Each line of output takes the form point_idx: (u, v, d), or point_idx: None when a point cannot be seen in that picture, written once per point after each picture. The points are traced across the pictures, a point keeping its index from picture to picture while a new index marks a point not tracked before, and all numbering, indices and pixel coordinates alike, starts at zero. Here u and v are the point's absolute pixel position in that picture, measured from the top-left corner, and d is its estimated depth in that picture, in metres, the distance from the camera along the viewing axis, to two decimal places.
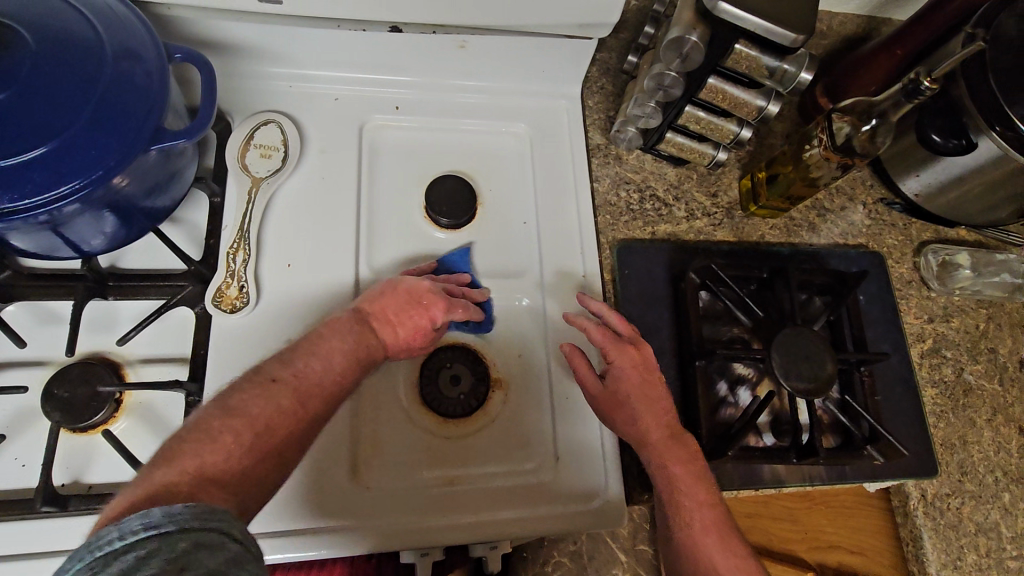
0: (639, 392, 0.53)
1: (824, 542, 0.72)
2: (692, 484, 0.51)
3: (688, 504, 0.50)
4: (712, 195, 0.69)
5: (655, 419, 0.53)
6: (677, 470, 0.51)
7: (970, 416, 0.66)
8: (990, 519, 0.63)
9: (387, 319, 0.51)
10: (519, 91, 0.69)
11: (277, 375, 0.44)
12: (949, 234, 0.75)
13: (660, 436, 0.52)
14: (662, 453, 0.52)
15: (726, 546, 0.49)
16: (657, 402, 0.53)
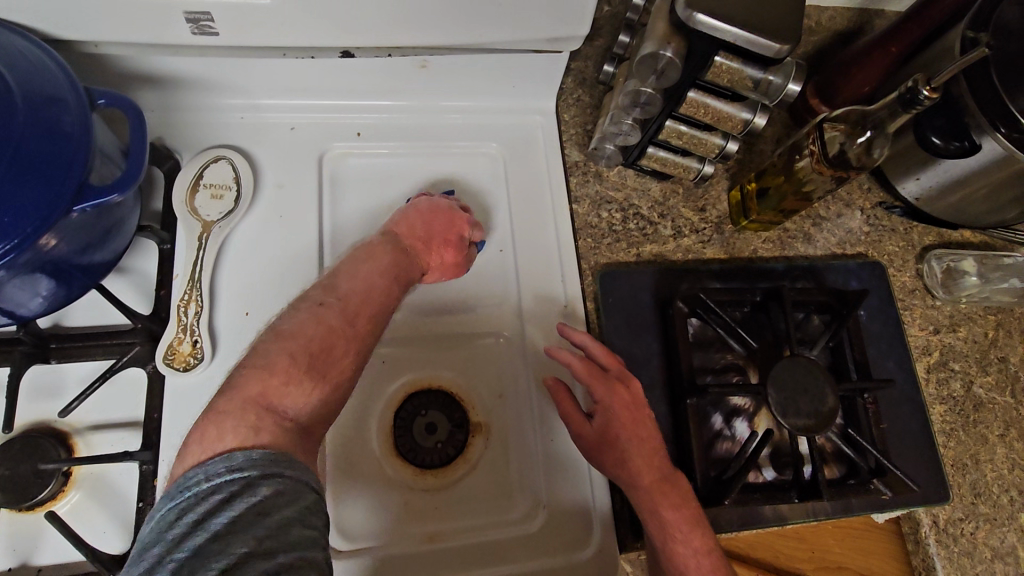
0: (631, 431, 0.50)
1: (829, 562, 0.67)
2: (689, 532, 0.47)
3: (685, 552, 0.47)
4: (700, 209, 0.65)
5: (647, 460, 0.49)
6: (673, 516, 0.47)
7: (982, 433, 0.63)
8: (1007, 543, 0.60)
9: (423, 240, 0.53)
10: (490, 109, 0.65)
11: (324, 300, 0.45)
12: (953, 236, 0.70)
13: (653, 479, 0.48)
14: (657, 498, 0.48)
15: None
16: (648, 442, 0.50)
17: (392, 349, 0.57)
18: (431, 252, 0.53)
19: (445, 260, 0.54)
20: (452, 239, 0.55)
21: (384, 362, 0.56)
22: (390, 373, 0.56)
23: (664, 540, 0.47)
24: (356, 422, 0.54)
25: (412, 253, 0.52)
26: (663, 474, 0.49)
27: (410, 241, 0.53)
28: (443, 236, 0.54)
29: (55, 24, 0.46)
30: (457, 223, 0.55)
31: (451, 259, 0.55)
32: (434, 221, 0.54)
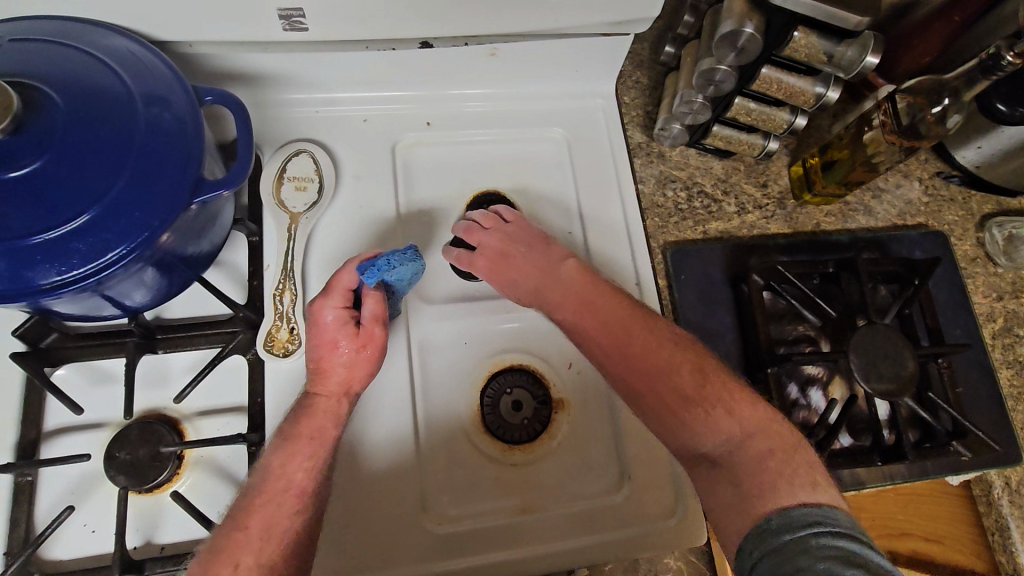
0: (530, 283, 0.55)
1: (894, 528, 0.68)
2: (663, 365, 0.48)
3: (671, 406, 0.47)
4: (762, 185, 0.66)
5: (564, 291, 0.54)
6: (638, 359, 0.49)
7: None
8: None
9: (323, 366, 0.50)
10: (553, 94, 0.66)
11: (223, 524, 0.44)
12: (1012, 204, 0.71)
13: (564, 296, 0.53)
14: (595, 332, 0.51)
15: (783, 473, 0.42)
16: (523, 263, 0.55)
17: (473, 333, 0.58)
18: (345, 366, 0.50)
19: (365, 351, 0.50)
20: (348, 328, 0.50)
21: (466, 345, 0.58)
22: (475, 355, 0.58)
23: (656, 399, 0.48)
24: (448, 400, 0.56)
25: (333, 385, 0.50)
26: (599, 311, 0.52)
27: (324, 383, 0.50)
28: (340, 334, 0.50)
29: (158, 26, 0.48)
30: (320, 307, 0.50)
31: (371, 346, 0.51)
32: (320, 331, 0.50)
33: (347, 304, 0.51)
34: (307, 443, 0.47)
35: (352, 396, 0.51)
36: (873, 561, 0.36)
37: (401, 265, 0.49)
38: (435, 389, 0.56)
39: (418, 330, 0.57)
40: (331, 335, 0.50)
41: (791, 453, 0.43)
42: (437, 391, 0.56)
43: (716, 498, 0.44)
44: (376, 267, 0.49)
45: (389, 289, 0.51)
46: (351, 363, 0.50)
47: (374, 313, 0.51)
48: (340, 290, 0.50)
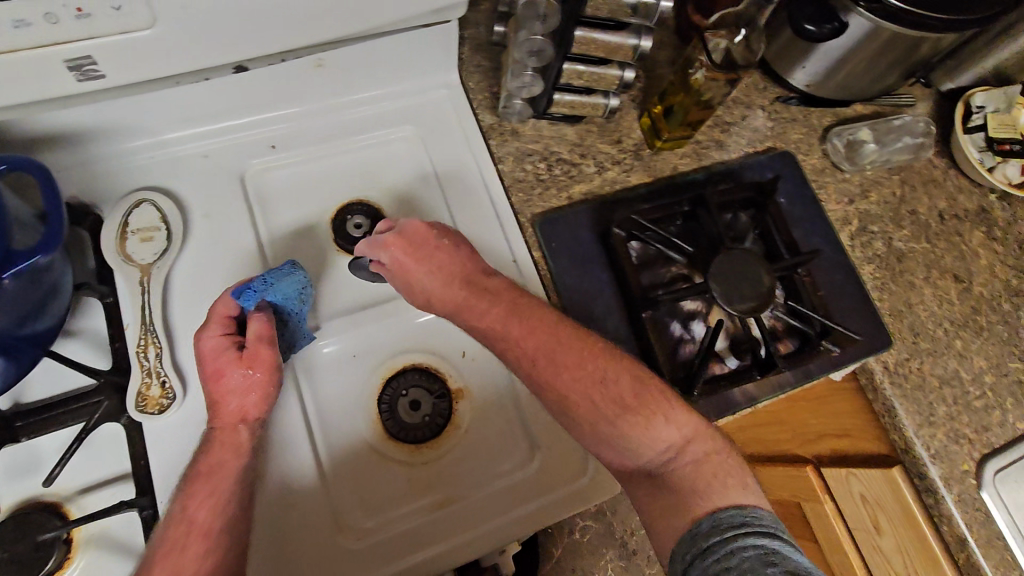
0: (437, 290, 0.53)
1: (813, 430, 0.80)
2: (602, 378, 0.49)
3: (621, 420, 0.48)
4: (616, 141, 0.69)
5: (485, 305, 0.52)
6: (571, 377, 0.49)
7: (909, 280, 0.69)
8: (950, 369, 0.66)
9: (218, 397, 0.49)
10: (398, 93, 0.66)
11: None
12: (848, 113, 0.76)
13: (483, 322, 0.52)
14: (524, 342, 0.50)
15: (717, 474, 0.46)
16: (441, 261, 0.53)
17: (361, 344, 0.58)
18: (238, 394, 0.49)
19: (252, 371, 0.49)
20: (231, 352, 0.49)
21: (355, 357, 0.58)
22: (366, 364, 0.58)
23: (590, 412, 0.48)
24: (345, 414, 0.55)
25: (227, 416, 0.49)
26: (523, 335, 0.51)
27: (220, 414, 0.49)
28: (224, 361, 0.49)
29: None
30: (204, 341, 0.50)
31: (261, 367, 0.49)
32: (205, 358, 0.49)
33: (231, 329, 0.51)
34: (207, 480, 0.47)
35: (246, 424, 0.49)
36: (791, 559, 0.39)
37: (280, 280, 0.51)
38: (329, 406, 0.56)
39: (303, 354, 0.56)
40: (218, 364, 0.49)
41: (721, 453, 0.48)
42: (333, 408, 0.56)
43: (657, 504, 0.47)
44: (252, 288, 0.50)
45: (275, 309, 0.51)
46: (237, 389, 0.49)
47: (258, 333, 0.49)
48: (222, 318, 0.51)
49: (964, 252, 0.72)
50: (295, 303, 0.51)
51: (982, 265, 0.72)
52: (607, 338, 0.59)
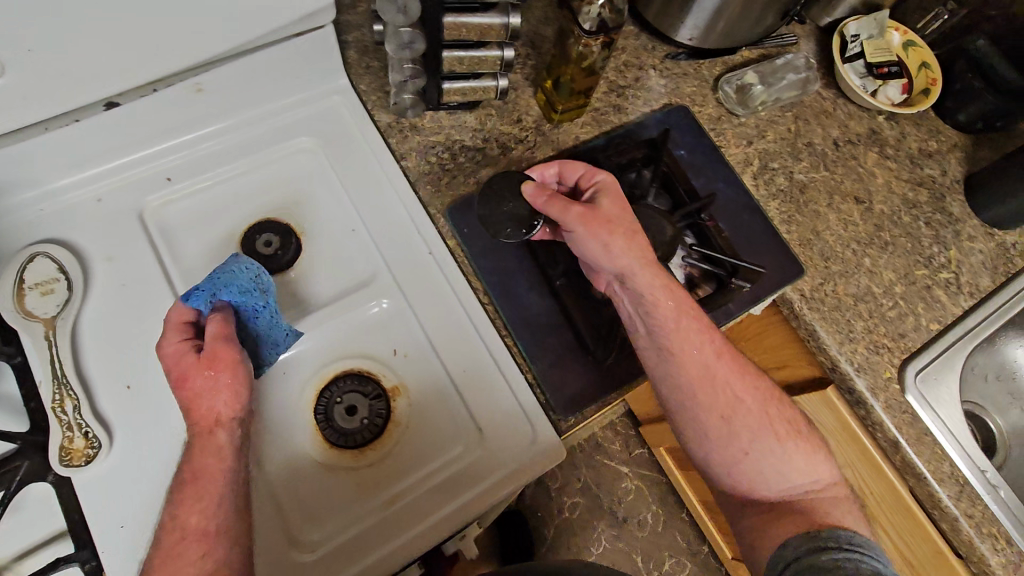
0: (639, 256, 0.54)
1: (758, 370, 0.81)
2: (761, 415, 0.59)
3: (780, 433, 0.60)
4: (517, 121, 0.69)
5: (668, 304, 0.55)
6: (749, 418, 0.59)
7: (814, 209, 0.73)
8: (863, 287, 0.69)
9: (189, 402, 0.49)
10: (289, 107, 0.66)
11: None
12: (735, 61, 0.79)
13: (671, 286, 0.55)
14: (692, 358, 0.56)
15: (843, 510, 0.60)
16: (619, 231, 0.54)
17: (289, 359, 0.58)
18: (206, 395, 0.48)
19: (214, 370, 0.48)
20: (190, 356, 0.49)
21: (285, 374, 0.57)
22: (296, 379, 0.58)
23: (738, 436, 0.58)
24: (280, 431, 0.55)
25: (200, 418, 0.48)
26: (689, 338, 0.56)
27: (195, 419, 0.49)
28: (185, 362, 0.48)
29: None
30: (167, 349, 0.49)
31: (223, 365, 0.48)
32: (166, 363, 0.49)
33: (191, 334, 0.51)
34: (193, 487, 0.47)
35: (222, 425, 0.48)
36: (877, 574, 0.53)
37: (228, 275, 0.50)
38: (264, 426, 0.55)
39: None
40: (181, 369, 0.49)
41: (850, 507, 0.61)
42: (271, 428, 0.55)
43: (772, 531, 0.60)
44: (202, 289, 0.49)
45: (230, 308, 0.51)
46: (203, 389, 0.48)
47: (215, 332, 0.49)
48: (181, 325, 0.51)
49: (860, 175, 0.76)
50: (253, 296, 0.50)
51: (878, 184, 0.76)
52: (533, 312, 0.60)
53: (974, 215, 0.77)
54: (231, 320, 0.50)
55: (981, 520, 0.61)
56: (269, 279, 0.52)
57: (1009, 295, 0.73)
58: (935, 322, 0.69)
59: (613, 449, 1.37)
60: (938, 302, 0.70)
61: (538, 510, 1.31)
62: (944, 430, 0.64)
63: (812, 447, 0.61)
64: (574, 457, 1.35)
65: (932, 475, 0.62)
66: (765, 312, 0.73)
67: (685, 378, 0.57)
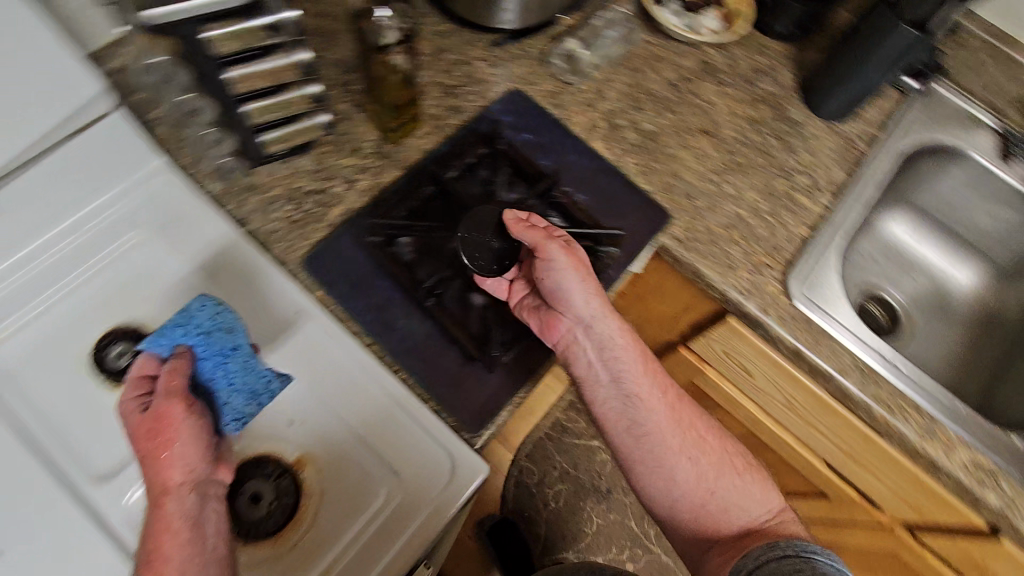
0: (602, 296, 0.58)
1: (671, 315, 0.82)
2: (713, 448, 0.62)
3: (737, 464, 0.62)
4: (356, 151, 0.66)
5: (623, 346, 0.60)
6: (709, 451, 0.61)
7: (668, 154, 0.74)
8: (730, 214, 0.71)
9: (146, 462, 0.44)
10: (106, 202, 0.60)
11: None
12: (559, 30, 0.80)
13: (632, 334, 0.60)
14: (649, 390, 0.60)
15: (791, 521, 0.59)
16: (585, 273, 0.58)
17: None
18: (158, 457, 0.44)
19: (174, 418, 0.44)
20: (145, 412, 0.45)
21: None
22: None
23: (691, 460, 0.60)
24: None
25: (154, 485, 0.44)
26: (653, 373, 0.61)
27: (153, 483, 0.44)
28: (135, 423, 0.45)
29: None
30: (127, 406, 0.46)
31: (181, 413, 0.45)
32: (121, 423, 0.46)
33: (148, 389, 0.47)
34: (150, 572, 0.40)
35: (174, 492, 0.43)
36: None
37: (195, 314, 0.49)
38: None
39: (112, 511, 0.51)
40: (138, 425, 0.45)
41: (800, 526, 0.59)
42: None
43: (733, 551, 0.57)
44: (163, 332, 0.48)
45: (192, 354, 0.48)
46: (151, 453, 0.44)
47: (174, 380, 0.46)
48: (142, 378, 0.48)
49: (703, 108, 0.78)
50: (217, 333, 0.48)
51: (721, 113, 0.79)
52: (418, 339, 0.58)
53: (815, 116, 0.81)
54: (182, 369, 0.47)
55: (889, 398, 0.64)
56: (231, 318, 0.50)
57: (863, 180, 0.77)
58: (803, 226, 0.73)
59: (580, 428, 1.38)
60: (802, 207, 0.74)
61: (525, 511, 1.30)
62: (838, 326, 0.67)
63: (766, 478, 0.63)
64: (544, 449, 1.36)
65: (836, 370, 0.65)
66: (655, 263, 0.73)
67: (652, 422, 0.60)
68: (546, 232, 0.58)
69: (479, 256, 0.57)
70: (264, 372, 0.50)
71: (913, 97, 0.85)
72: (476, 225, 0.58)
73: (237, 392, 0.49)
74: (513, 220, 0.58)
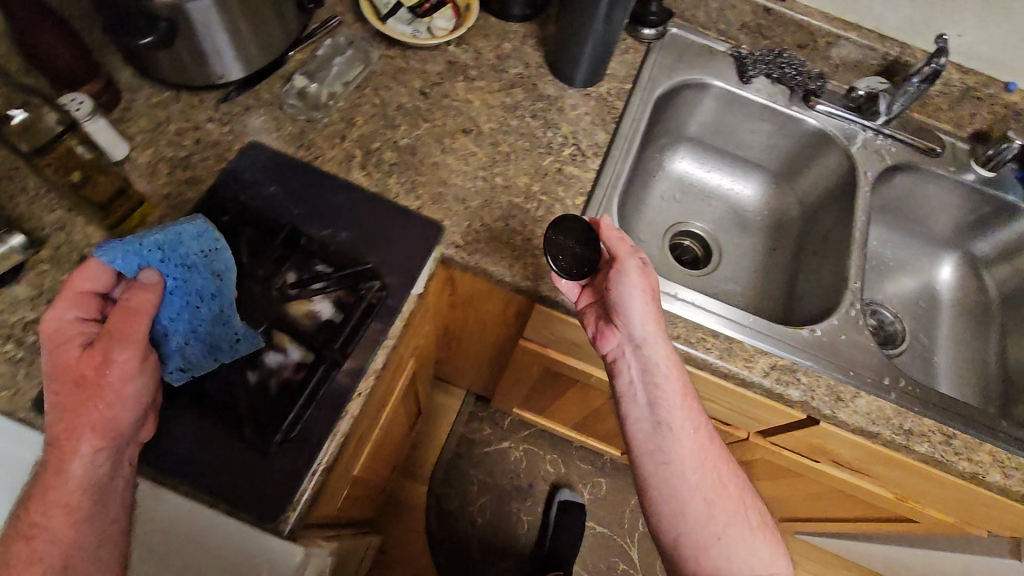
0: (659, 320, 0.65)
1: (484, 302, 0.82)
2: (768, 535, 0.63)
3: (753, 520, 0.63)
4: (80, 258, 0.60)
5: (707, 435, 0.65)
6: (761, 531, 0.63)
7: (431, 163, 0.73)
8: (505, 205, 0.72)
9: (71, 392, 0.46)
10: None
11: None
12: (289, 68, 0.76)
13: (680, 369, 0.65)
14: (734, 484, 0.64)
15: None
16: (655, 299, 0.65)
17: None
18: (89, 394, 0.46)
19: (119, 362, 0.47)
20: (86, 343, 0.48)
21: None
22: None
23: (757, 546, 0.61)
24: None
25: (65, 434, 0.46)
26: (698, 415, 0.65)
27: (67, 422, 0.46)
28: (70, 358, 0.47)
29: None
30: (65, 327, 0.48)
31: (127, 353, 0.48)
32: (51, 342, 0.48)
33: (91, 311, 0.50)
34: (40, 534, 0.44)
35: (84, 456, 0.46)
36: None
37: (182, 243, 0.52)
38: None
39: None
40: (74, 352, 0.47)
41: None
42: None
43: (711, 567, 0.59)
44: (135, 249, 0.49)
45: (159, 281, 0.51)
46: (78, 402, 0.46)
47: (136, 306, 0.49)
48: (84, 295, 0.50)
49: (458, 107, 0.78)
50: (193, 267, 0.52)
51: (477, 107, 0.79)
52: (191, 444, 0.53)
53: (568, 86, 0.83)
54: (148, 301, 0.49)
55: (689, 333, 0.68)
56: (218, 260, 0.54)
57: (624, 138, 0.80)
58: (579, 196, 0.75)
59: (487, 434, 1.40)
60: (573, 178, 0.76)
61: (456, 534, 1.29)
62: None
63: (776, 540, 0.63)
64: (459, 468, 1.35)
65: None
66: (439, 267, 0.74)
67: (677, 454, 0.63)
68: (631, 249, 0.66)
69: (561, 259, 0.64)
70: (233, 330, 0.55)
71: (653, 45, 0.89)
72: (564, 231, 0.66)
73: (192, 335, 0.54)
74: (609, 226, 0.67)
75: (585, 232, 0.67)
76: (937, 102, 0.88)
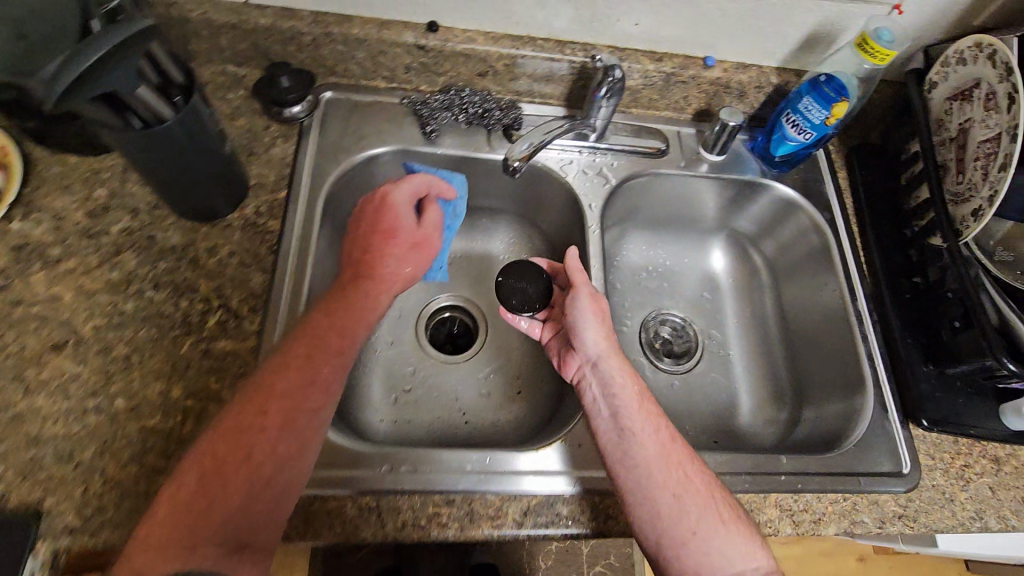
0: (609, 336, 0.62)
1: None
2: (743, 526, 0.52)
3: (726, 512, 0.52)
4: None
5: (665, 429, 0.56)
6: (737, 525, 0.52)
7: (11, 419, 0.53)
8: (135, 439, 0.53)
9: (383, 247, 0.59)
10: None
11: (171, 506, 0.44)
12: None
13: (639, 381, 0.59)
14: (698, 477, 0.54)
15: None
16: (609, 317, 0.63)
17: None
18: (401, 261, 0.60)
19: (418, 248, 0.62)
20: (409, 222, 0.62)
21: None
22: None
23: (729, 540, 0.51)
24: None
25: (363, 275, 0.58)
26: (654, 413, 0.57)
27: (368, 285, 0.57)
28: (402, 226, 0.61)
29: None
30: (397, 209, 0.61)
31: (428, 241, 0.63)
32: (384, 212, 0.60)
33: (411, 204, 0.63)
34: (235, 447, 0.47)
35: (374, 317, 0.57)
36: None
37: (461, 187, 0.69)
38: None
39: None
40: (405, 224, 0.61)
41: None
42: None
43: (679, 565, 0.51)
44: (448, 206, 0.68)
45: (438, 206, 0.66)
46: (378, 264, 0.59)
47: (434, 224, 0.63)
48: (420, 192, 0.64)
49: (40, 315, 0.57)
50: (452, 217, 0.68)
51: (71, 304, 0.58)
52: None
53: (201, 223, 0.64)
54: (439, 218, 0.64)
55: (416, 514, 0.55)
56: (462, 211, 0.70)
57: (290, 274, 0.63)
58: (241, 379, 0.57)
59: None
60: (228, 357, 0.58)
61: None
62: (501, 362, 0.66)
63: (755, 532, 0.53)
64: None
65: (347, 533, 0.53)
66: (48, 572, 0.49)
67: (640, 454, 0.54)
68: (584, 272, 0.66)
69: (518, 301, 0.68)
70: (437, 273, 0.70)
71: (305, 126, 0.71)
72: (519, 274, 0.69)
73: None
74: (574, 258, 0.67)
75: (539, 275, 0.70)
76: (646, 93, 0.78)
